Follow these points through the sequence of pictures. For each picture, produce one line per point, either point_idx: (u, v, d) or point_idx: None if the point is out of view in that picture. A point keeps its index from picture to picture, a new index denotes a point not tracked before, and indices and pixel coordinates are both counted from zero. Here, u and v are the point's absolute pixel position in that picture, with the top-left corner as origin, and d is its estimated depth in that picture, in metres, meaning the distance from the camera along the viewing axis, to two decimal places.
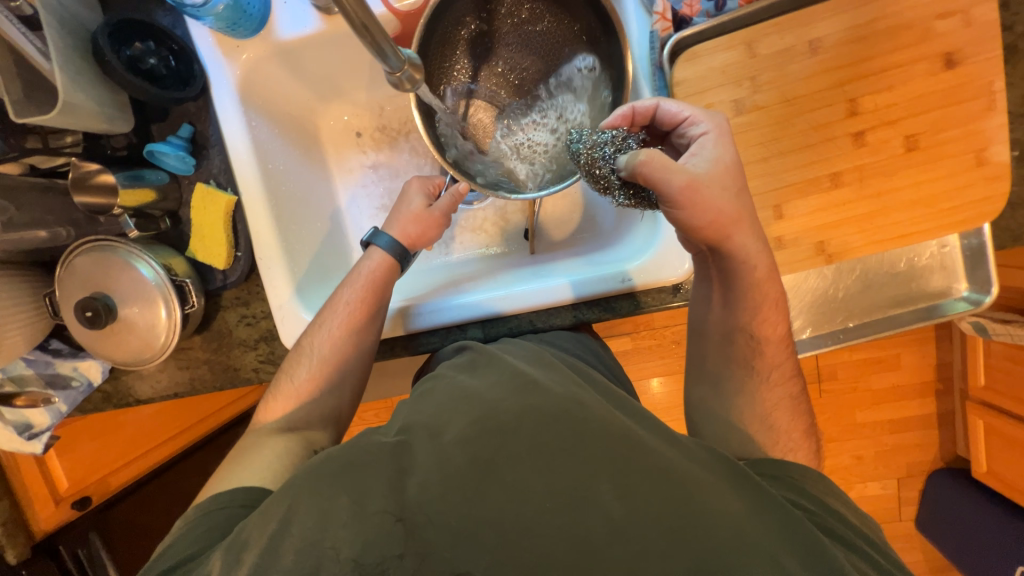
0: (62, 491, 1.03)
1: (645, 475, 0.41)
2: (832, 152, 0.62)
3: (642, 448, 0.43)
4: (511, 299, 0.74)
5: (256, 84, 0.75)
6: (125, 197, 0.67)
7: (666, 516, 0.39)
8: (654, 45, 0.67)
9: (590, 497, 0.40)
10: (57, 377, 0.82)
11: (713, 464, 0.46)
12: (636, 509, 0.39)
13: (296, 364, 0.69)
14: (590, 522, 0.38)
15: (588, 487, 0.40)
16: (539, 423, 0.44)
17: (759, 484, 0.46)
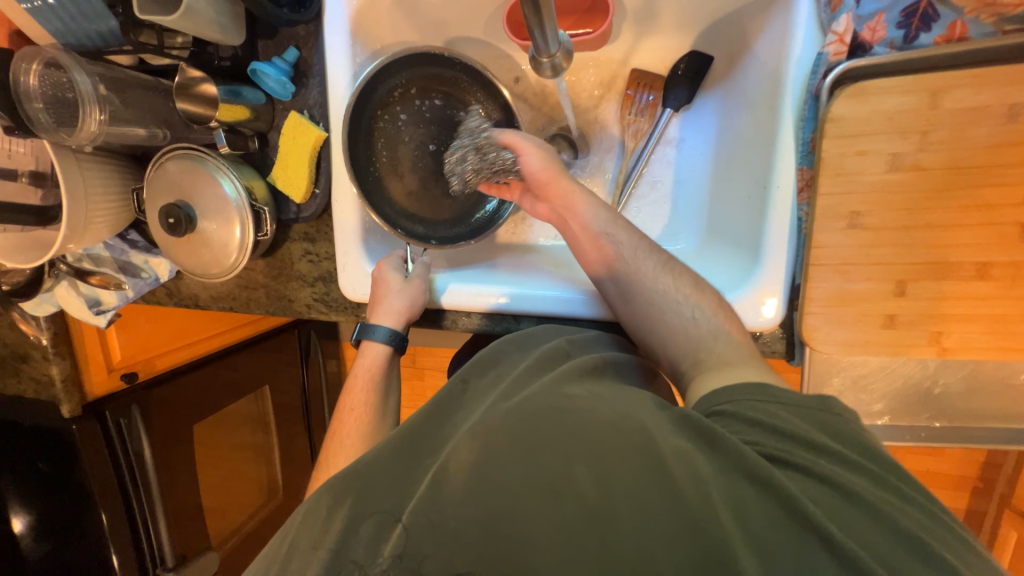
0: (115, 361, 1.07)
1: (631, 477, 0.35)
2: (989, 239, 0.54)
3: (625, 444, 0.37)
4: (560, 306, 0.72)
5: (369, 21, 0.71)
6: (223, 112, 0.67)
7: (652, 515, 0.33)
8: (816, 69, 0.59)
9: (575, 508, 0.34)
10: (129, 265, 0.87)
11: (707, 455, 0.38)
12: (628, 521, 0.34)
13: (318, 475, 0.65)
14: (579, 533, 0.33)
15: (566, 479, 0.35)
16: (517, 412, 0.40)
17: (767, 478, 0.36)
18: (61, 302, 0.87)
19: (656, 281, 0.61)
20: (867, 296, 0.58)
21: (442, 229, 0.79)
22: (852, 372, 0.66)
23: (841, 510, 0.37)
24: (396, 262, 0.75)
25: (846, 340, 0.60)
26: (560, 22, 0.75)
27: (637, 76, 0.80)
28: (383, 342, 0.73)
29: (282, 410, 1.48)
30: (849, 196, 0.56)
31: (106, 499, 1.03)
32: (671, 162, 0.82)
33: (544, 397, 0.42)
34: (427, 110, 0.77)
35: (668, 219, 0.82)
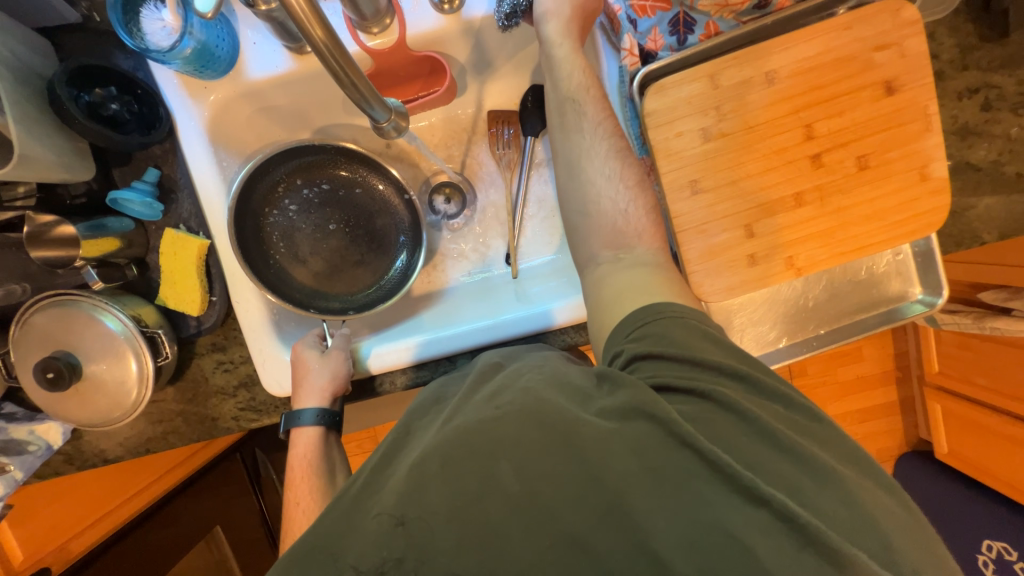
0: (17, 564, 0.96)
1: (540, 458, 0.42)
2: (793, 173, 0.66)
3: (536, 430, 0.43)
4: (486, 334, 0.75)
5: (226, 125, 0.73)
6: (87, 247, 0.64)
7: (567, 482, 0.41)
8: (624, 79, 0.71)
9: (498, 498, 0.41)
10: (10, 443, 0.75)
11: (620, 422, 0.43)
12: (541, 492, 0.41)
13: None
14: (504, 520, 0.40)
15: (489, 479, 0.41)
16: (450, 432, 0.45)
17: (660, 414, 0.43)
18: None
19: (591, 157, 0.62)
20: (729, 244, 0.68)
21: (359, 297, 0.80)
22: (746, 310, 0.76)
23: (716, 420, 0.44)
24: (312, 340, 0.74)
25: (727, 285, 0.69)
26: (411, 87, 0.83)
27: (495, 115, 0.89)
28: (315, 424, 0.71)
29: (249, 550, 1.27)
30: (684, 169, 0.67)
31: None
32: (549, 180, 0.92)
33: (478, 411, 0.46)
34: (315, 196, 0.80)
35: (561, 228, 0.90)
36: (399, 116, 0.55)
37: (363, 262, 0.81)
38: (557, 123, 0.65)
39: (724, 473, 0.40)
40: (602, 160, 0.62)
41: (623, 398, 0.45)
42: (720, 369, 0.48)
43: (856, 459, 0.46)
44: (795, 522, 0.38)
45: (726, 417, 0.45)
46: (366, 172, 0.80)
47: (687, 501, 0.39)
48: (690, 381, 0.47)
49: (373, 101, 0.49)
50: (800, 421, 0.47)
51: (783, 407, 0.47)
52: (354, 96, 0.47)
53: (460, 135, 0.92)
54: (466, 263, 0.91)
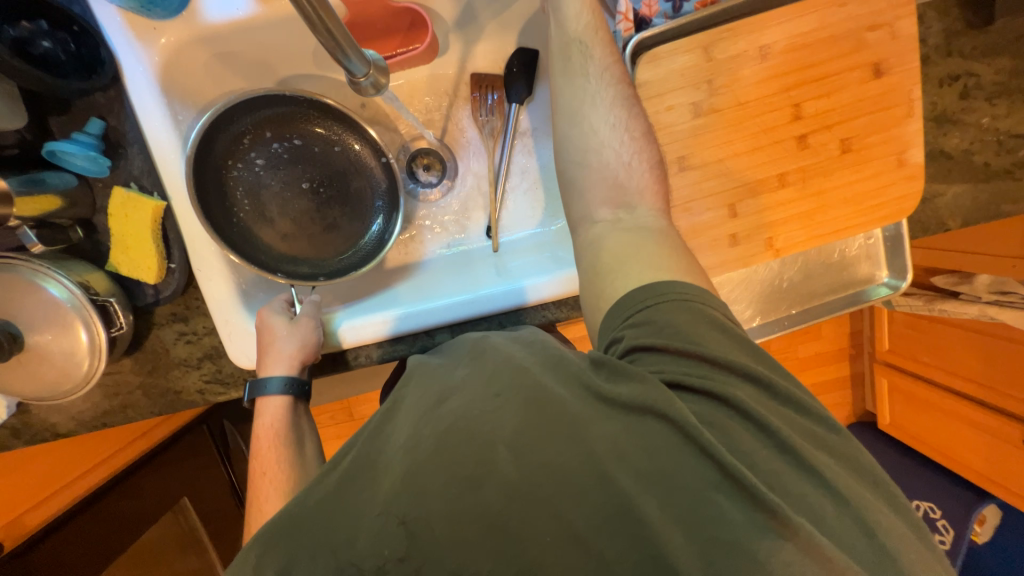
0: None
1: (543, 449, 0.41)
2: (779, 154, 0.66)
3: (540, 421, 0.42)
4: (466, 309, 0.74)
5: (180, 73, 0.66)
6: (21, 206, 0.56)
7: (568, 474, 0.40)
8: (616, 46, 0.68)
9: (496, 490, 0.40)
10: None
11: (625, 416, 0.43)
12: (540, 484, 0.40)
13: None
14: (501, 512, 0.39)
15: (488, 469, 0.40)
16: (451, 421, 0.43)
17: (667, 410, 0.41)
18: None
19: (595, 104, 0.58)
20: (712, 223, 0.68)
21: (332, 263, 0.76)
22: (723, 290, 0.77)
23: (722, 419, 0.43)
24: (279, 306, 0.71)
25: (707, 264, 0.70)
26: (389, 42, 0.77)
27: (477, 79, 0.84)
28: (283, 393, 0.68)
29: (217, 518, 1.27)
30: (673, 145, 0.65)
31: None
32: (532, 150, 0.89)
33: (479, 401, 0.44)
34: (285, 151, 0.74)
35: (544, 201, 0.88)
36: (378, 72, 0.52)
37: (336, 225, 0.77)
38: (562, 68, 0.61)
39: (726, 472, 0.39)
40: (608, 109, 0.58)
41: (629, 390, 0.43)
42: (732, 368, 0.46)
43: (857, 471, 0.45)
44: (790, 527, 0.38)
45: (734, 418, 0.44)
46: (343, 130, 0.75)
47: (687, 498, 0.39)
48: (699, 377, 0.45)
49: (353, 56, 0.46)
50: (808, 429, 0.46)
51: (788, 412, 0.46)
52: (332, 50, 0.44)
53: (441, 98, 0.87)
54: (445, 235, 0.88)
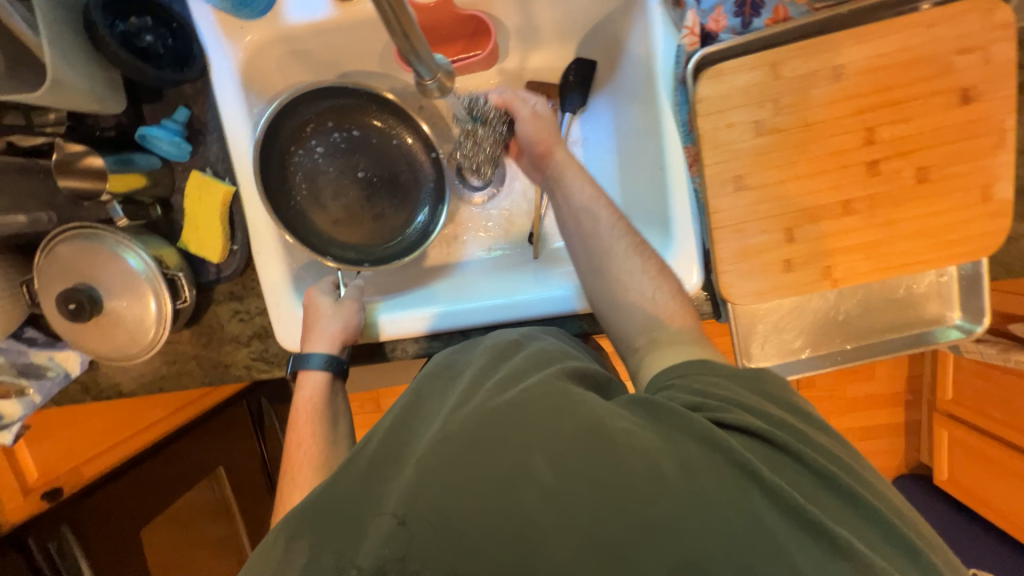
0: (32, 482, 0.98)
1: (589, 460, 0.40)
2: (846, 179, 0.63)
3: (585, 431, 0.42)
4: (502, 312, 0.74)
5: (259, 69, 0.71)
6: (114, 182, 0.62)
7: (603, 480, 0.39)
8: (679, 60, 0.66)
9: (542, 496, 0.39)
10: (31, 366, 0.78)
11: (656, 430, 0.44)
12: (586, 496, 0.39)
13: None
14: (547, 518, 0.38)
15: (529, 473, 0.39)
16: (480, 418, 0.43)
17: (707, 433, 0.43)
18: None
19: (608, 252, 0.66)
20: (766, 246, 0.65)
21: (377, 251, 0.79)
22: (772, 317, 0.73)
23: (751, 445, 0.45)
24: (326, 287, 0.74)
25: (757, 289, 0.67)
26: (451, 48, 0.79)
27: (532, 88, 0.85)
28: (321, 368, 0.71)
29: (249, 491, 1.32)
30: (731, 163, 0.63)
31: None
32: (580, 160, 0.89)
33: (506, 400, 0.45)
34: (343, 141, 0.78)
35: None
36: (446, 74, 0.54)
37: (381, 214, 0.80)
38: (577, 236, 0.68)
39: (771, 496, 0.40)
40: (623, 252, 0.66)
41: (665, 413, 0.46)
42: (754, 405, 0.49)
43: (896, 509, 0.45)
44: (844, 551, 0.39)
45: (761, 445, 0.45)
46: (393, 122, 0.78)
47: (741, 522, 0.38)
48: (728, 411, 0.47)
49: (426, 61, 0.48)
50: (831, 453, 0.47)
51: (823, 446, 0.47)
52: (408, 54, 0.46)
53: None
54: (489, 239, 0.89)
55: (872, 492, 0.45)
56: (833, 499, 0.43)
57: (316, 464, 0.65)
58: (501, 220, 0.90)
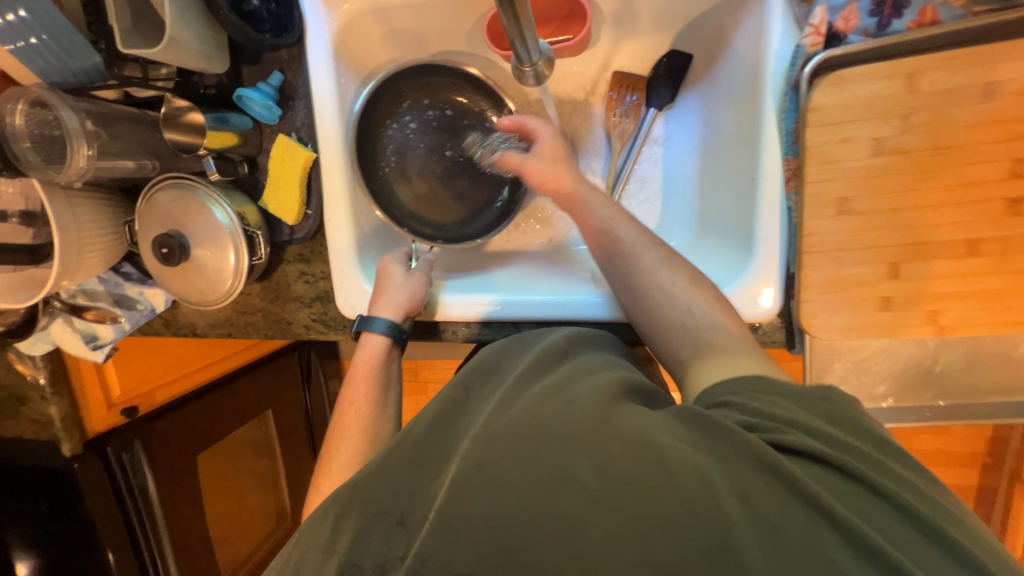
0: (114, 397, 1.06)
1: (628, 470, 0.37)
2: (976, 215, 0.54)
3: (623, 440, 0.39)
4: (556, 310, 0.73)
5: (353, 40, 0.72)
6: (211, 138, 0.66)
7: (655, 503, 0.35)
8: (794, 61, 0.59)
9: (581, 500, 0.36)
10: (124, 297, 0.87)
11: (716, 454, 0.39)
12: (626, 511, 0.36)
13: (319, 475, 0.65)
14: (586, 527, 0.35)
15: (573, 475, 0.37)
16: (525, 418, 0.41)
17: (774, 466, 0.38)
18: (57, 339, 0.87)
19: (654, 283, 0.60)
20: (863, 279, 0.59)
21: (450, 230, 0.79)
22: (855, 358, 0.66)
23: (835, 485, 0.38)
24: (399, 256, 0.77)
25: (843, 324, 0.60)
26: (541, 29, 0.76)
27: (619, 78, 0.81)
28: (383, 334, 0.72)
29: (288, 432, 1.46)
30: (837, 183, 0.57)
31: (109, 537, 1.01)
32: (659, 160, 0.84)
33: (554, 404, 0.43)
34: (434, 118, 0.77)
35: (659, 215, 0.83)
36: (541, 56, 0.54)
37: (461, 195, 0.80)
38: (614, 269, 0.63)
39: (869, 550, 0.34)
40: (663, 274, 0.60)
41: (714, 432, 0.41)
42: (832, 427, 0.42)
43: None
44: None
45: (849, 485, 0.38)
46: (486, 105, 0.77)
47: (804, 560, 0.33)
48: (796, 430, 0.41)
49: (530, 47, 0.49)
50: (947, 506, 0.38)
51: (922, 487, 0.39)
52: (515, 39, 0.47)
53: (577, 93, 0.84)
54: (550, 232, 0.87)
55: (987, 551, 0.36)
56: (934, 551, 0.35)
57: (365, 422, 0.68)
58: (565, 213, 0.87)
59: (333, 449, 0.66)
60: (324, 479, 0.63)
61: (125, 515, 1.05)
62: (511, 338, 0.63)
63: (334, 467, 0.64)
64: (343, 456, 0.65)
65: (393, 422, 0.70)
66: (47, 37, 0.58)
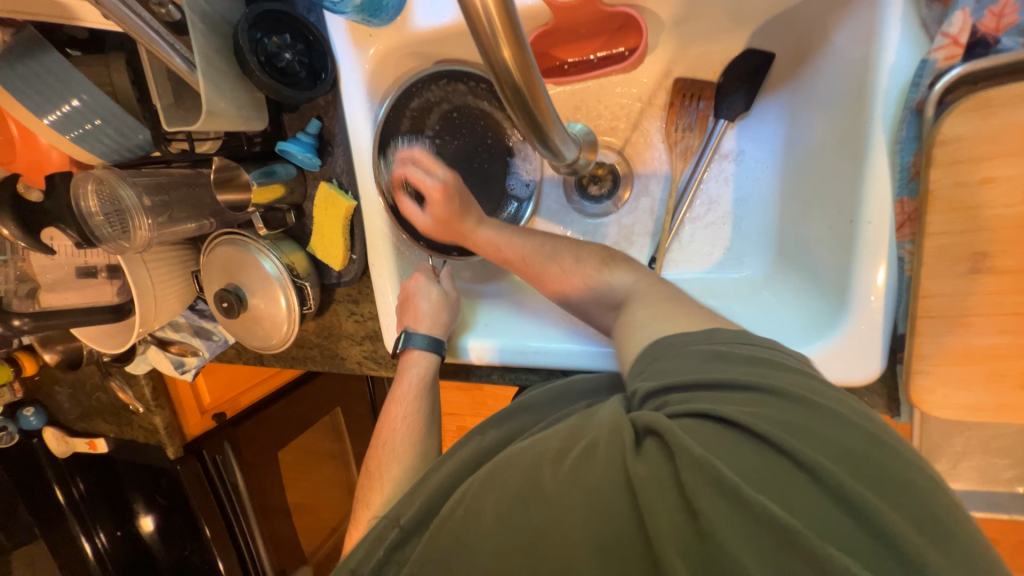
0: (206, 404, 1.14)
1: (559, 478, 0.40)
2: None
3: (561, 458, 0.42)
4: (602, 361, 0.66)
5: (382, 81, 0.70)
6: (258, 195, 0.66)
7: (594, 513, 0.38)
8: (921, 80, 0.49)
9: (518, 506, 0.40)
10: (202, 329, 0.93)
11: (653, 454, 0.39)
12: (553, 511, 0.38)
13: (368, 490, 0.66)
14: (539, 540, 0.38)
15: (534, 490, 0.40)
16: (502, 461, 0.45)
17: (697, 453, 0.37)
18: (152, 360, 0.94)
19: (559, 271, 0.66)
20: (1005, 351, 0.48)
21: (461, 240, 0.78)
22: (983, 433, 0.56)
23: (764, 466, 0.36)
24: (427, 271, 0.75)
25: (973, 403, 0.50)
26: (590, 42, 0.68)
27: (681, 86, 0.70)
28: (422, 348, 0.70)
29: (356, 426, 1.56)
30: (973, 235, 0.46)
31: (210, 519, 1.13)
32: (729, 179, 0.71)
33: (521, 447, 0.46)
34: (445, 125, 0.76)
35: (729, 241, 0.71)
36: (571, 147, 0.48)
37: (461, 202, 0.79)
38: (535, 275, 0.67)
39: (784, 532, 0.33)
40: (589, 260, 0.65)
41: (630, 425, 0.42)
42: (726, 386, 0.42)
43: (928, 519, 0.34)
44: None
45: (782, 463, 0.36)
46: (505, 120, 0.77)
47: (725, 552, 0.33)
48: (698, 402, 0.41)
49: (552, 134, 0.43)
50: (883, 478, 0.35)
51: (832, 441, 0.37)
52: (533, 127, 0.41)
53: (633, 104, 0.74)
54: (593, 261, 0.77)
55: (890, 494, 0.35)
56: (835, 507, 0.34)
57: (414, 442, 0.68)
58: (626, 238, 0.76)
59: (383, 464, 0.67)
60: (373, 490, 0.65)
61: (219, 503, 1.16)
62: (553, 386, 0.64)
63: (383, 479, 0.65)
64: (393, 470, 0.66)
65: (437, 444, 0.70)
66: (100, 120, 0.65)
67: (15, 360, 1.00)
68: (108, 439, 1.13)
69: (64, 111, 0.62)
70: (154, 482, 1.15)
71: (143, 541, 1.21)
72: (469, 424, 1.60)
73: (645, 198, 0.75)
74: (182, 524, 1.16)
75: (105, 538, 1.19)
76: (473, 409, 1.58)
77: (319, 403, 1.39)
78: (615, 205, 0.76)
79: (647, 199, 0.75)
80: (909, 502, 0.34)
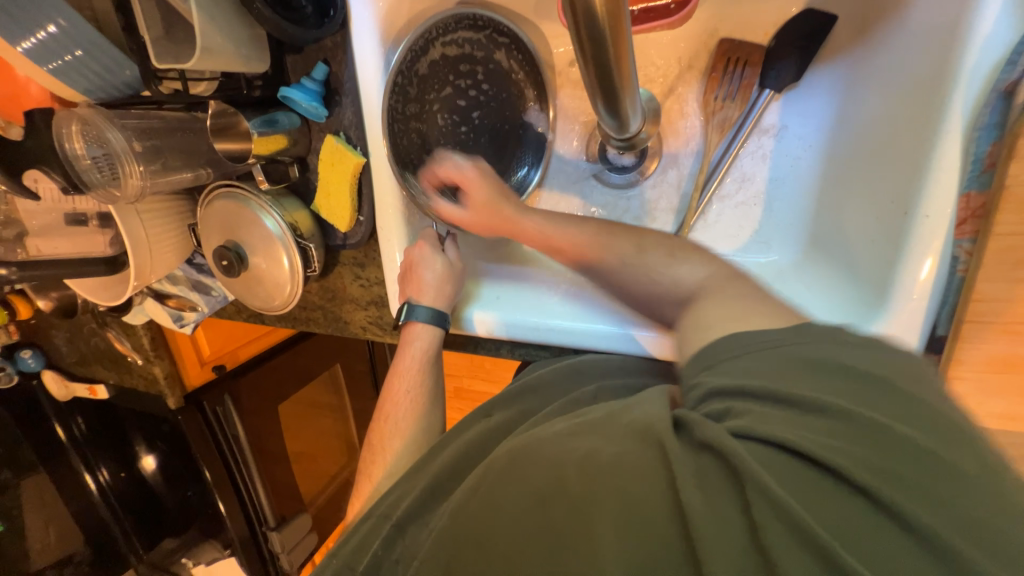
0: (206, 356, 1.12)
1: (589, 481, 0.36)
2: None
3: (593, 458, 0.37)
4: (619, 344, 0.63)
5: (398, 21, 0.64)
6: (258, 146, 0.61)
7: (629, 528, 0.33)
8: (1017, 57, 0.43)
9: (537, 503, 0.36)
10: (201, 283, 0.90)
11: (702, 469, 0.34)
12: (578, 515, 0.34)
13: (369, 463, 0.65)
14: (562, 548, 0.33)
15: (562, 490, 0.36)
16: (524, 456, 0.41)
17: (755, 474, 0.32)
18: (149, 313, 0.91)
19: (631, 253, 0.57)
20: None
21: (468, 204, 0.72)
22: None
23: (844, 500, 0.31)
24: (431, 239, 0.70)
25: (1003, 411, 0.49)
26: None
27: (727, 48, 0.63)
28: (426, 321, 0.67)
29: (355, 384, 1.56)
30: None
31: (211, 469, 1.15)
32: (767, 156, 0.66)
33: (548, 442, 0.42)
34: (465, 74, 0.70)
35: (759, 223, 0.67)
36: (635, 115, 0.44)
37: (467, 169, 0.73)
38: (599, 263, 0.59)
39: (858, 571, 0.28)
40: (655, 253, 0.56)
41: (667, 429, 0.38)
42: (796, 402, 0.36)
43: None
44: None
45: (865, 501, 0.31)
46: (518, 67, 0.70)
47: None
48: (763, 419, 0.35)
49: (624, 105, 0.41)
50: (1008, 542, 0.29)
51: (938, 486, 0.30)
52: (590, 85, 0.37)
53: (670, 65, 0.67)
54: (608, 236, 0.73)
55: (997, 505, 0.30)
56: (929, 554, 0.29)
57: (417, 416, 0.67)
58: (650, 213, 0.71)
59: (383, 438, 0.66)
60: (374, 463, 0.64)
61: (221, 453, 1.18)
62: (563, 367, 0.62)
63: (385, 453, 0.64)
64: (395, 445, 0.65)
65: (439, 417, 0.69)
66: (81, 51, 0.59)
67: (9, 304, 0.96)
68: (108, 386, 1.12)
69: (40, 38, 0.56)
70: (157, 429, 1.16)
71: (146, 482, 1.23)
72: (467, 386, 1.61)
73: (673, 170, 0.70)
74: (186, 470, 1.19)
75: (108, 474, 1.20)
76: (470, 372, 1.58)
77: (318, 360, 1.38)
78: (640, 176, 0.71)
79: (676, 171, 0.70)
80: (1017, 511, 0.30)
